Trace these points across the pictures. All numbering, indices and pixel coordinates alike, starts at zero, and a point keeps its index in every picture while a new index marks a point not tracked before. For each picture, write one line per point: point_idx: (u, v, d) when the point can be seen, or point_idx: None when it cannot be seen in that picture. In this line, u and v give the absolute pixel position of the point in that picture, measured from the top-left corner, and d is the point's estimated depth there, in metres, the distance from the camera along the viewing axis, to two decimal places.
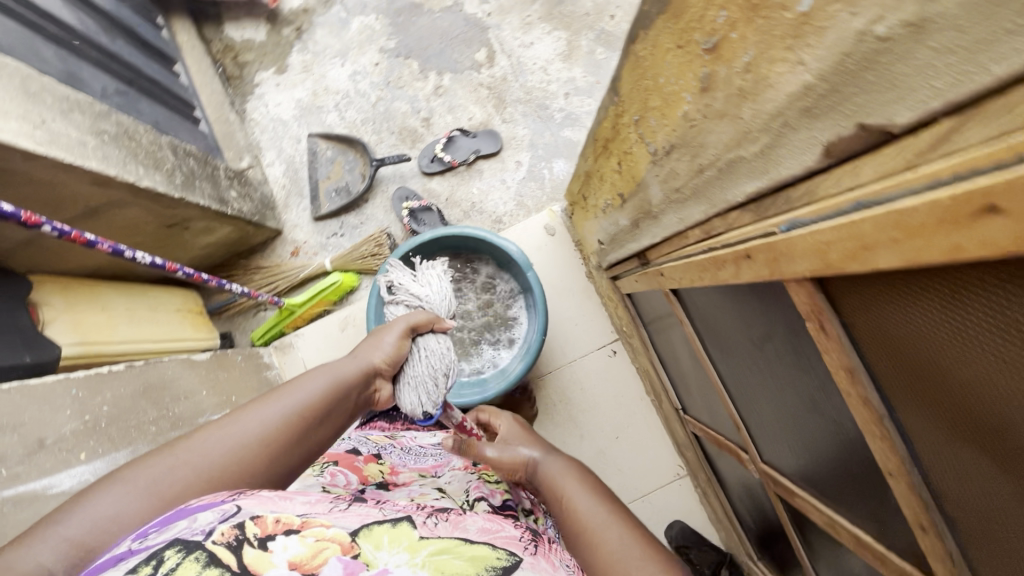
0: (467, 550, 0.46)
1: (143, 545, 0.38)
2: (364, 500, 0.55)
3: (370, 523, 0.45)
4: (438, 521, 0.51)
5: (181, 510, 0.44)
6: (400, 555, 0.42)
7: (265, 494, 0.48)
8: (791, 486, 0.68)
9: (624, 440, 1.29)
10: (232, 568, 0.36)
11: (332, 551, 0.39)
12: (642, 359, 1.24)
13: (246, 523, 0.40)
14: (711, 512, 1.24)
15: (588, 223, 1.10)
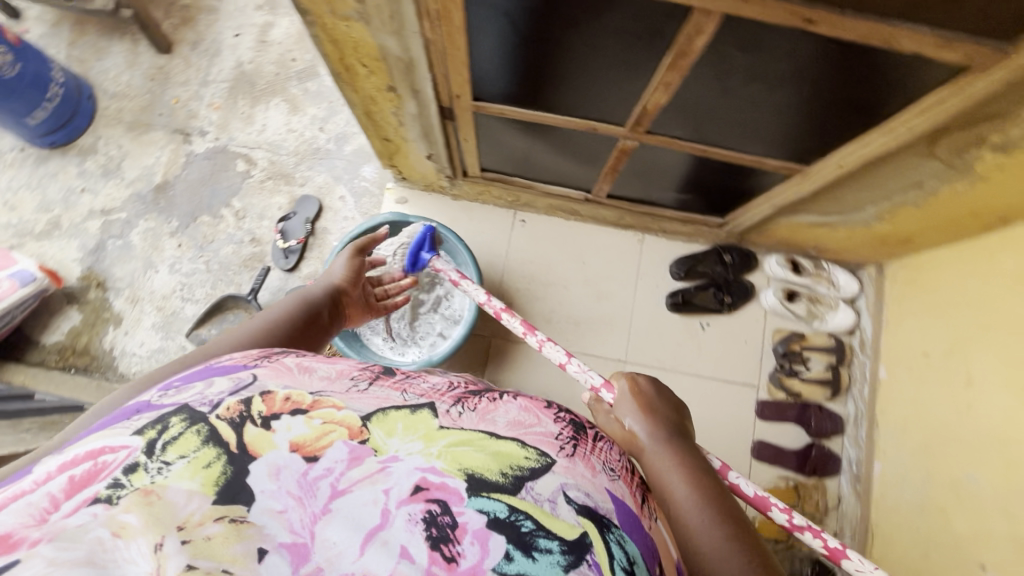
0: (484, 441, 0.50)
1: (160, 404, 0.46)
2: (388, 381, 0.57)
3: (387, 409, 0.51)
4: (461, 409, 0.54)
5: (209, 369, 0.53)
6: (410, 442, 0.48)
7: (288, 365, 0.55)
8: (642, 107, 0.88)
9: (589, 257, 1.47)
10: (229, 452, 0.42)
11: (338, 435, 0.46)
12: (538, 201, 1.43)
13: (255, 400, 0.47)
14: (678, 233, 1.46)
15: (415, 158, 1.27)
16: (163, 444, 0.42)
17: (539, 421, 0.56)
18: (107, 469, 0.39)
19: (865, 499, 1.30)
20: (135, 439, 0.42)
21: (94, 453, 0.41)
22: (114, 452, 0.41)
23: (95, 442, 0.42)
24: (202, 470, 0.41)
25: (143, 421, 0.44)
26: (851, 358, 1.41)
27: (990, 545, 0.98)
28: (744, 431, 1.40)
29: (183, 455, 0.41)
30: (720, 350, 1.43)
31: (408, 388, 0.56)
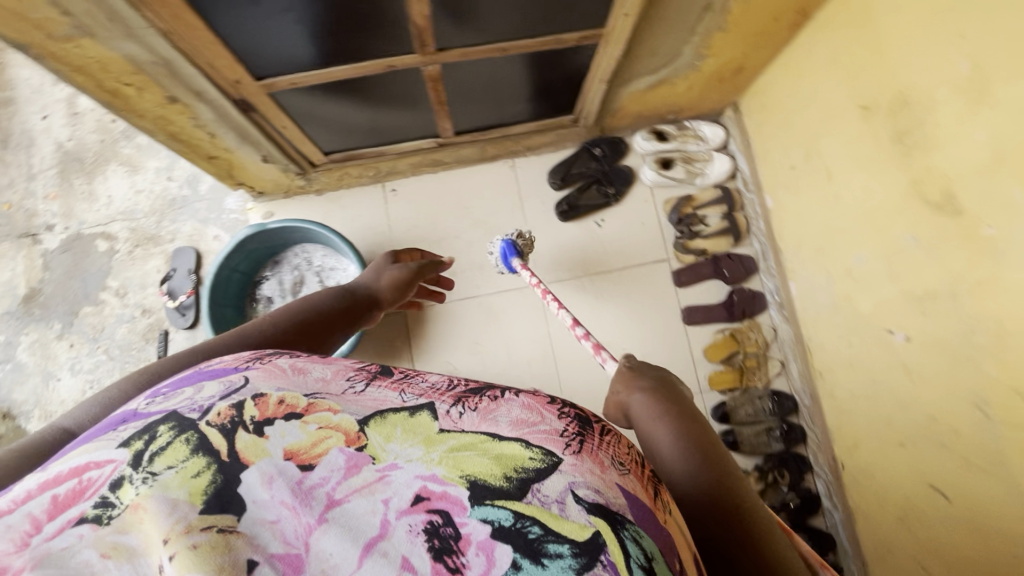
0: (490, 444, 0.44)
1: (149, 411, 0.44)
2: (387, 380, 0.52)
3: (386, 411, 0.47)
4: (463, 408, 0.48)
5: (199, 372, 0.50)
6: (411, 448, 0.44)
7: (281, 365, 0.51)
8: (416, 25, 0.86)
9: (470, 200, 1.46)
10: (220, 460, 0.40)
11: (334, 442, 0.43)
12: (399, 164, 1.41)
13: (247, 404, 0.45)
14: (544, 144, 1.45)
15: (253, 165, 1.23)
16: (151, 455, 0.40)
17: (543, 417, 0.48)
18: (92, 487, 0.38)
19: (794, 320, 1.35)
20: (120, 451, 0.40)
21: (79, 468, 0.39)
22: (99, 467, 0.39)
23: (82, 455, 0.40)
24: (191, 479, 0.39)
25: (130, 431, 0.42)
26: (740, 201, 1.46)
27: (890, 311, 1.03)
28: (670, 304, 1.44)
29: (171, 465, 0.39)
30: (623, 239, 1.46)
31: (407, 387, 0.51)
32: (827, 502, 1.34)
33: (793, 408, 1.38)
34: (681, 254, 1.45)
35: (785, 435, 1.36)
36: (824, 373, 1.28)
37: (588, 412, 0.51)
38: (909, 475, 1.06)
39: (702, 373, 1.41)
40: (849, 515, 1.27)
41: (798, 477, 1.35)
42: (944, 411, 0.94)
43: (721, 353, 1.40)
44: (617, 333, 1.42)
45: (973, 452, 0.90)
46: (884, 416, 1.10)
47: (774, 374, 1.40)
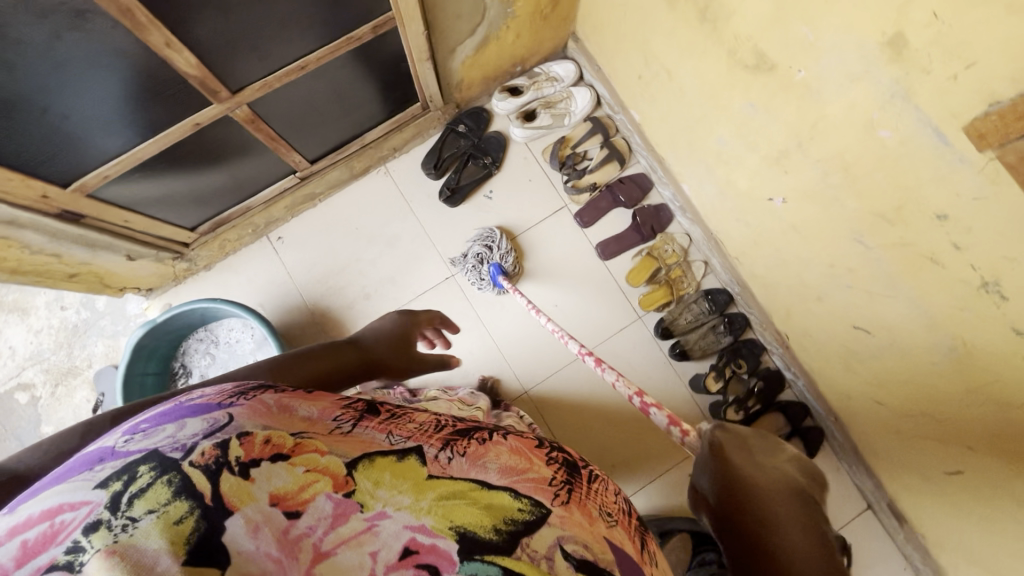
0: (477, 493, 0.42)
1: (129, 449, 0.34)
2: (375, 419, 0.44)
3: (373, 454, 0.40)
4: (452, 451, 0.45)
5: (182, 402, 0.39)
6: (400, 493, 0.39)
7: (266, 401, 0.40)
8: (191, 78, 0.83)
9: (358, 219, 1.43)
10: (203, 504, 0.32)
11: (323, 486, 0.37)
12: (274, 211, 1.38)
13: (233, 443, 0.36)
14: (407, 139, 1.42)
15: (122, 268, 1.20)
16: (131, 497, 0.32)
17: (531, 463, 0.48)
18: (65, 531, 0.30)
19: (699, 219, 1.36)
20: (96, 492, 0.32)
21: (52, 510, 0.31)
22: (73, 509, 0.31)
23: (54, 493, 0.32)
24: (172, 527, 0.31)
25: (108, 470, 0.33)
26: (614, 125, 1.45)
27: (762, 180, 1.04)
28: (582, 247, 1.44)
29: (152, 510, 0.31)
30: (517, 201, 1.45)
31: (395, 427, 0.44)
32: (789, 374, 1.37)
33: (729, 300, 1.40)
34: (576, 196, 1.44)
35: (730, 327, 1.39)
36: (741, 259, 1.29)
37: (575, 455, 0.55)
38: (836, 324, 1.08)
39: (634, 299, 1.42)
40: (810, 379, 1.30)
41: (755, 361, 1.38)
42: (836, 256, 0.96)
43: (644, 274, 1.40)
44: (543, 293, 1.42)
45: (871, 283, 0.92)
46: (797, 278, 1.12)
47: (702, 275, 1.43)
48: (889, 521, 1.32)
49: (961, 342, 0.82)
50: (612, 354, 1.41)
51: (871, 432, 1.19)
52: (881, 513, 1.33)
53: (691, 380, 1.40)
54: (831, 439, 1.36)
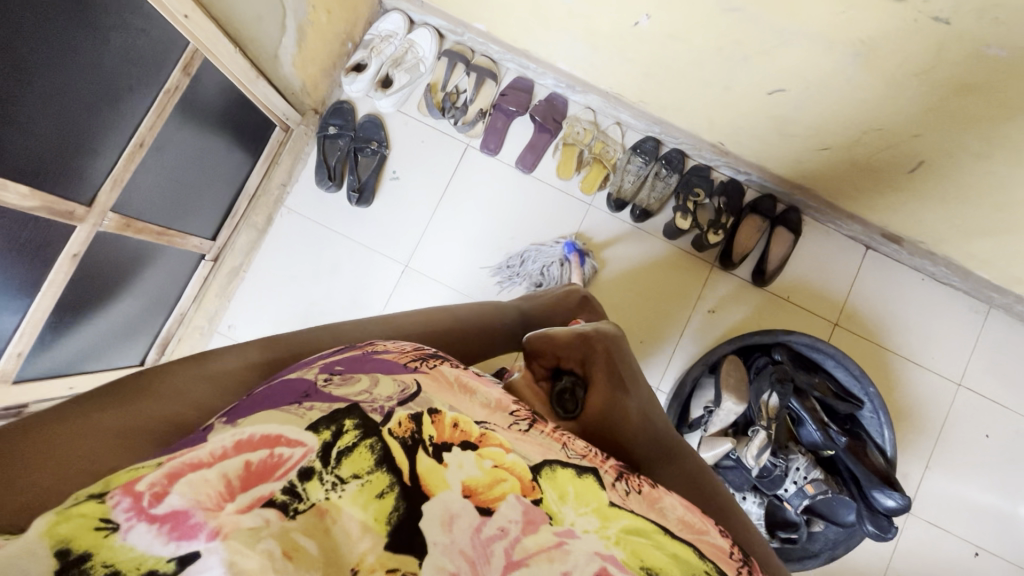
0: (659, 535, 0.48)
1: (332, 394, 0.46)
2: (547, 427, 0.56)
3: (553, 463, 0.51)
4: (628, 486, 0.54)
5: (370, 358, 0.53)
6: (587, 517, 0.47)
7: (447, 375, 0.55)
8: (38, 210, 0.77)
9: (290, 266, 1.37)
10: (403, 483, 0.42)
11: (510, 487, 0.46)
12: (208, 304, 1.30)
13: (427, 421, 0.47)
14: (290, 169, 1.36)
15: None
16: (341, 453, 0.41)
17: (706, 526, 0.53)
18: (282, 466, 0.39)
19: (590, 86, 1.35)
20: (308, 436, 0.41)
21: (270, 441, 0.40)
22: (291, 446, 0.40)
23: (272, 424, 0.42)
24: (376, 498, 0.40)
25: (316, 413, 0.44)
26: (467, 49, 1.42)
27: (618, 11, 1.03)
28: (504, 173, 1.42)
29: (359, 476, 0.41)
30: (424, 167, 1.41)
31: (568, 442, 0.56)
32: (742, 176, 1.41)
33: (656, 143, 1.42)
34: (471, 130, 1.41)
35: (670, 166, 1.40)
36: (645, 98, 1.29)
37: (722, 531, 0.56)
38: (752, 102, 1.10)
39: (575, 191, 1.42)
40: (761, 168, 1.35)
41: (707, 182, 1.41)
42: (718, 38, 0.97)
43: (572, 163, 1.40)
44: (496, 234, 1.40)
45: (758, 42, 0.94)
46: (697, 82, 1.13)
47: (622, 135, 1.43)
48: (890, 249, 1.39)
49: (861, 43, 0.84)
50: (586, 249, 1.41)
51: (833, 180, 1.24)
52: (880, 246, 1.39)
53: (664, 231, 1.40)
54: (806, 209, 1.41)
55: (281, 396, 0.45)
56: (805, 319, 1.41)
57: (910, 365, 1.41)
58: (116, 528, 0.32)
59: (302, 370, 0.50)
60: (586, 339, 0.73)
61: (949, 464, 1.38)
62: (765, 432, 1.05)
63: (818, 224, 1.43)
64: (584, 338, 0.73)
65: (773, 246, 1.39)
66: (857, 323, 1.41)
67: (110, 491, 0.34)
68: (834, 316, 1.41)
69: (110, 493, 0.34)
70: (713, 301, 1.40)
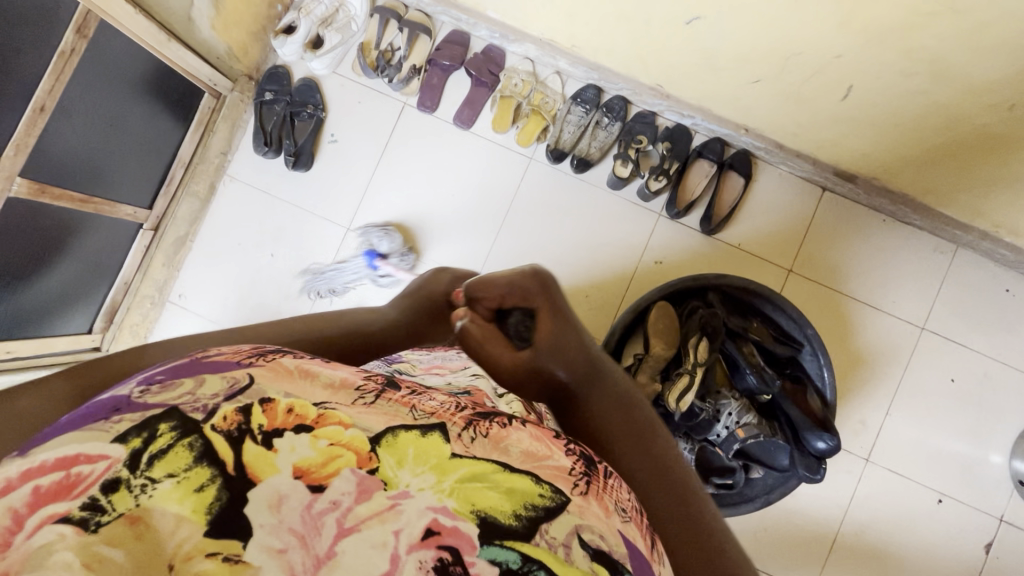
0: (497, 476, 0.40)
1: (147, 403, 0.38)
2: (396, 394, 0.46)
3: (397, 428, 0.41)
4: (475, 432, 0.44)
5: (198, 359, 0.43)
6: (423, 475, 0.39)
7: (287, 363, 0.44)
8: None
9: (236, 234, 1.39)
10: (226, 474, 0.36)
11: (346, 462, 0.38)
12: (155, 273, 1.34)
13: (256, 409, 0.39)
14: (228, 137, 1.37)
15: None
16: (150, 457, 0.35)
17: (553, 450, 0.45)
18: (82, 483, 0.33)
19: (522, 34, 1.31)
20: (116, 446, 0.36)
21: (67, 460, 0.34)
22: (91, 461, 0.34)
23: (70, 443, 0.35)
24: (193, 492, 0.34)
25: (125, 424, 0.37)
26: (400, 5, 1.39)
27: None
28: (442, 130, 1.39)
29: (172, 474, 0.35)
30: (361, 128, 1.40)
31: (417, 404, 0.45)
32: (688, 120, 1.35)
33: (597, 92, 1.37)
34: (406, 87, 1.38)
35: (612, 114, 1.36)
36: (576, 42, 1.25)
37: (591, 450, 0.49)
38: (675, 34, 1.05)
39: (514, 145, 1.38)
40: (703, 109, 1.29)
41: (652, 129, 1.36)
42: None
43: (508, 115, 1.36)
44: (436, 193, 1.39)
45: None
46: (619, 17, 1.09)
47: (562, 85, 1.39)
48: (846, 189, 1.32)
49: None
50: (529, 205, 1.38)
51: (774, 116, 1.18)
52: (835, 187, 1.33)
53: (607, 182, 1.36)
54: (756, 152, 1.35)
55: (86, 416, 0.37)
56: (758, 266, 1.36)
57: (869, 310, 1.35)
58: None
59: (120, 387, 0.41)
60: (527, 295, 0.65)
61: (911, 409, 1.33)
62: (688, 377, 1.04)
63: (771, 168, 1.37)
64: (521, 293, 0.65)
65: (722, 192, 1.35)
66: (813, 269, 1.36)
67: None
68: (788, 262, 1.36)
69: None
70: (658, 252, 1.37)
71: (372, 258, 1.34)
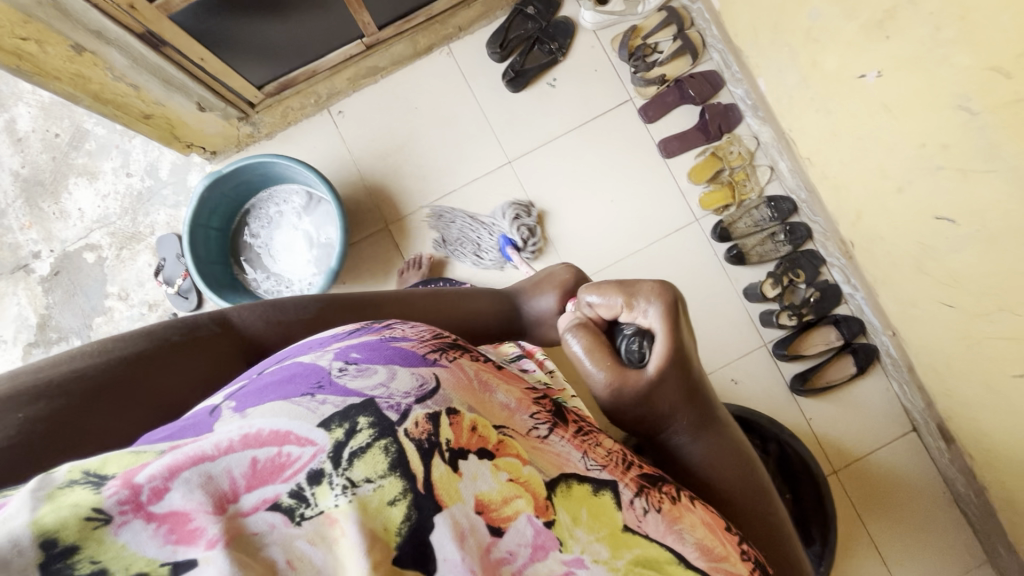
0: (668, 565, 0.48)
1: (347, 387, 0.41)
2: (568, 432, 0.52)
3: (569, 477, 0.48)
4: (647, 504, 0.50)
5: (386, 343, 0.47)
6: (597, 543, 0.45)
7: (467, 370, 0.48)
8: None
9: (417, 99, 1.41)
10: (416, 491, 0.38)
11: (524, 505, 0.43)
12: (336, 81, 1.37)
13: (442, 418, 0.42)
14: (475, 19, 1.39)
15: (193, 119, 1.21)
16: (350, 453, 0.37)
17: (719, 542, 0.52)
18: (292, 468, 0.36)
19: (772, 117, 1.31)
20: (320, 436, 0.37)
21: (280, 435, 0.37)
22: (300, 445, 0.37)
23: (280, 415, 0.38)
24: (388, 507, 0.37)
25: (329, 408, 0.39)
26: (689, 18, 1.40)
27: (856, 55, 0.99)
28: (643, 142, 1.40)
29: (371, 478, 0.37)
30: (580, 89, 1.40)
31: (589, 449, 0.52)
32: (849, 288, 1.33)
33: (794, 209, 1.35)
34: (644, 87, 1.38)
35: (791, 236, 1.34)
36: (814, 158, 1.23)
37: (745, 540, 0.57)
38: (916, 220, 1.03)
39: (693, 199, 1.38)
40: (870, 290, 1.27)
41: (814, 272, 1.34)
42: (929, 132, 0.92)
43: (707, 171, 1.37)
44: (599, 188, 1.39)
45: (965, 160, 0.88)
46: (877, 169, 1.07)
47: (767, 181, 1.38)
48: (934, 443, 1.29)
49: None
50: (664, 255, 1.38)
51: (933, 345, 1.15)
52: (926, 434, 1.30)
53: (744, 288, 1.35)
54: (884, 356, 1.33)
55: (291, 385, 0.40)
56: (812, 445, 1.34)
57: (876, 557, 1.30)
58: (108, 522, 0.30)
59: (315, 357, 0.44)
60: (630, 294, 0.65)
61: None
62: None
63: (885, 376, 1.34)
64: (629, 300, 0.65)
65: (828, 366, 1.34)
66: (853, 485, 1.33)
67: (109, 479, 0.32)
68: (837, 464, 1.34)
69: (109, 485, 0.31)
70: (738, 372, 1.36)
71: (505, 246, 1.34)
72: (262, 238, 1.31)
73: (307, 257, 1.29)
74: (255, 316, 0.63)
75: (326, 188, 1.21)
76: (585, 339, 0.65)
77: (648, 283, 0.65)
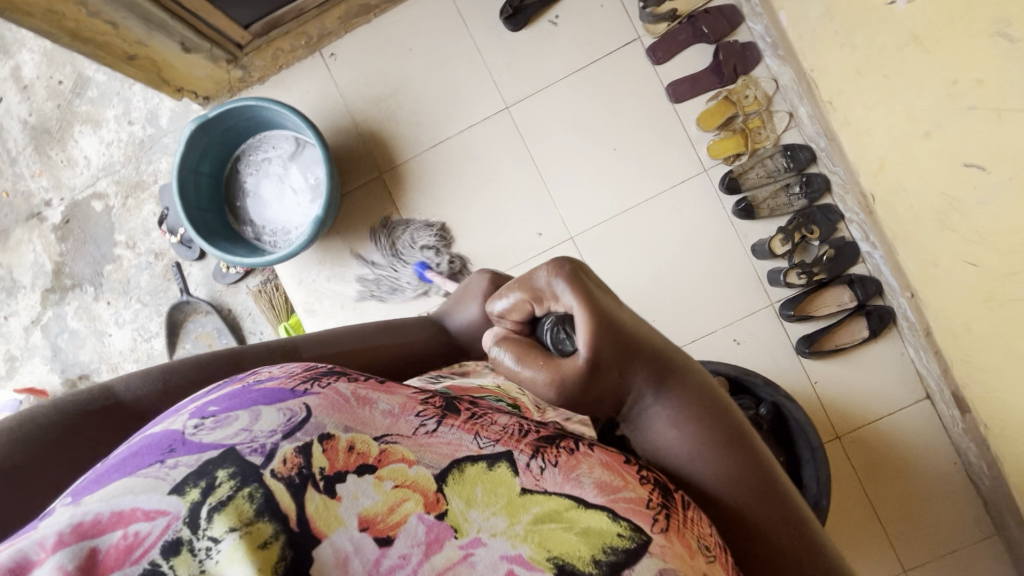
0: (572, 513, 0.40)
1: (202, 445, 0.36)
2: (460, 419, 0.44)
3: (461, 462, 0.40)
4: (545, 461, 0.43)
5: (251, 386, 0.42)
6: (494, 518, 0.38)
7: (344, 389, 0.42)
8: None
9: (411, 39, 1.34)
10: (288, 530, 0.34)
11: (413, 507, 0.37)
12: (327, 22, 1.33)
13: (316, 448, 0.38)
14: None
15: (179, 62, 1.20)
16: (209, 512, 0.33)
17: (626, 480, 0.44)
18: (140, 548, 0.32)
19: (792, 56, 1.19)
20: (172, 501, 0.33)
21: (123, 516, 0.33)
22: (148, 520, 0.33)
23: (123, 492, 0.34)
24: (257, 556, 0.32)
25: (181, 471, 0.35)
26: None
27: None
28: (649, 86, 1.30)
29: (230, 531, 0.33)
30: (584, 26, 1.31)
31: (483, 429, 0.43)
32: (867, 246, 1.24)
33: (811, 158, 1.26)
34: (654, 24, 1.28)
35: (806, 189, 1.26)
36: (836, 101, 1.12)
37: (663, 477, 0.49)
38: (942, 170, 0.93)
39: (701, 149, 1.30)
40: (890, 249, 1.17)
41: (830, 228, 1.25)
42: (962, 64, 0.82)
43: (718, 118, 1.27)
44: (601, 136, 1.32)
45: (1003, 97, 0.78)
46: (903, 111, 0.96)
47: (784, 128, 1.28)
48: (947, 412, 1.22)
49: None
50: (669, 209, 1.31)
51: (951, 307, 1.07)
52: (940, 403, 1.23)
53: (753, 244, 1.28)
54: (900, 319, 1.25)
55: (135, 460, 0.36)
56: (815, 409, 1.29)
57: (875, 526, 1.26)
58: None
59: (168, 420, 0.39)
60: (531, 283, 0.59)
61: None
62: None
63: (899, 341, 1.27)
64: (527, 286, 0.59)
65: (839, 329, 1.27)
66: (857, 452, 1.28)
67: None
68: (841, 430, 1.28)
69: None
70: (741, 332, 1.30)
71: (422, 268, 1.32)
72: (252, 186, 1.30)
73: (296, 204, 1.28)
74: (145, 382, 0.56)
75: (309, 130, 1.17)
76: (510, 348, 0.58)
77: (544, 265, 0.57)
